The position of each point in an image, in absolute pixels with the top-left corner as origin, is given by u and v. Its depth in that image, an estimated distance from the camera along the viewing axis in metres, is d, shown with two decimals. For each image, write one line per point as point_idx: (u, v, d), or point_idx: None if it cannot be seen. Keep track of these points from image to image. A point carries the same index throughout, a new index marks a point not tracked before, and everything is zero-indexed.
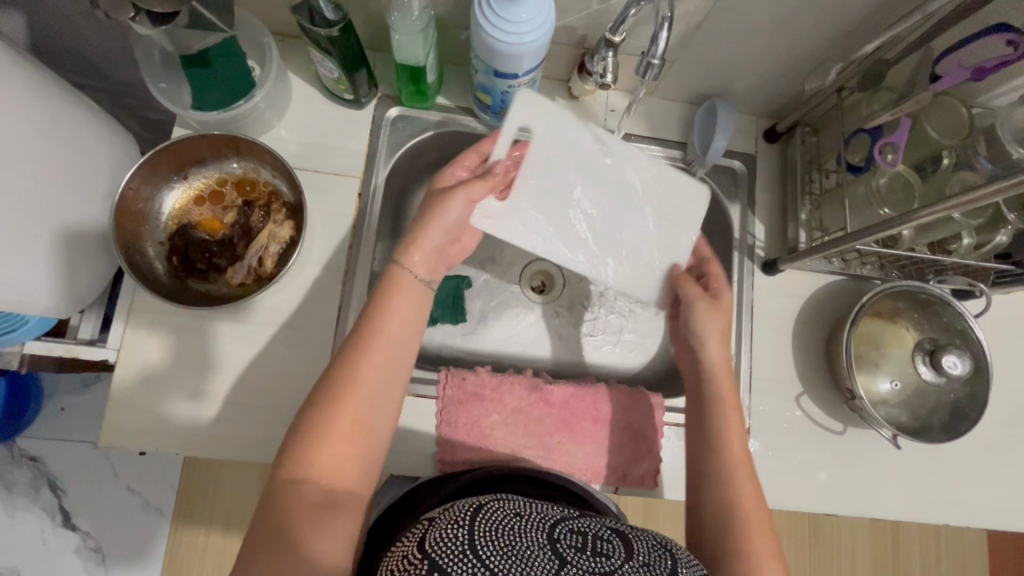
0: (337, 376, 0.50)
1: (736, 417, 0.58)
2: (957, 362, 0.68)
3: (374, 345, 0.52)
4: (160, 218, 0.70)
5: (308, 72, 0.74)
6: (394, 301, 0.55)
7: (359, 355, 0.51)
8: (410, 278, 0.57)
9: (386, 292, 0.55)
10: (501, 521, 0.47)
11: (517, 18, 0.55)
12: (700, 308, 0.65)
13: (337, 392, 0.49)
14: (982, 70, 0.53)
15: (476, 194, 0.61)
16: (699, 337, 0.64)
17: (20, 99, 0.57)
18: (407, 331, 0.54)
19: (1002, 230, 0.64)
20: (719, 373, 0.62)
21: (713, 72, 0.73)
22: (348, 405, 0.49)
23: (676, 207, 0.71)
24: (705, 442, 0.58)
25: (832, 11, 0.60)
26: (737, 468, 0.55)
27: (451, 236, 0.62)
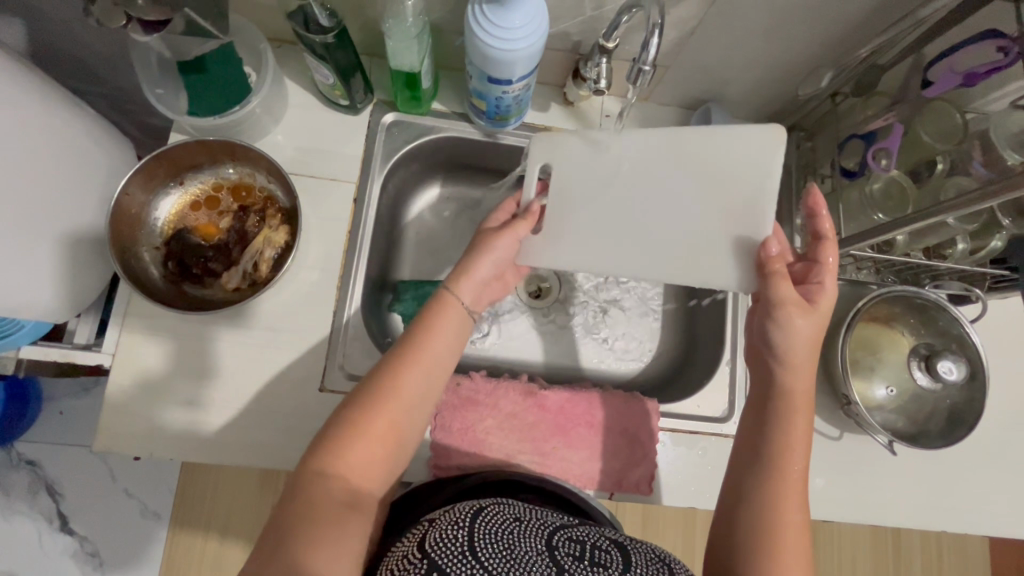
0: (378, 378, 0.52)
1: (802, 429, 0.54)
2: (952, 368, 0.68)
3: (417, 359, 0.53)
4: (157, 223, 0.70)
5: (305, 78, 0.75)
6: (439, 320, 0.56)
7: (406, 365, 0.52)
8: (456, 303, 0.57)
9: (430, 312, 0.56)
10: (501, 525, 0.47)
11: (510, 25, 0.55)
12: (792, 313, 0.53)
13: (374, 396, 0.50)
14: (972, 76, 0.53)
15: (518, 233, 0.60)
16: (777, 347, 0.55)
17: (17, 105, 0.57)
18: (448, 352, 0.55)
19: (998, 235, 0.64)
20: (796, 394, 0.55)
21: (708, 78, 0.73)
22: (387, 410, 0.50)
23: (737, 153, 0.55)
24: (757, 460, 0.54)
25: (826, 17, 0.60)
26: (789, 493, 0.52)
27: (498, 271, 0.61)
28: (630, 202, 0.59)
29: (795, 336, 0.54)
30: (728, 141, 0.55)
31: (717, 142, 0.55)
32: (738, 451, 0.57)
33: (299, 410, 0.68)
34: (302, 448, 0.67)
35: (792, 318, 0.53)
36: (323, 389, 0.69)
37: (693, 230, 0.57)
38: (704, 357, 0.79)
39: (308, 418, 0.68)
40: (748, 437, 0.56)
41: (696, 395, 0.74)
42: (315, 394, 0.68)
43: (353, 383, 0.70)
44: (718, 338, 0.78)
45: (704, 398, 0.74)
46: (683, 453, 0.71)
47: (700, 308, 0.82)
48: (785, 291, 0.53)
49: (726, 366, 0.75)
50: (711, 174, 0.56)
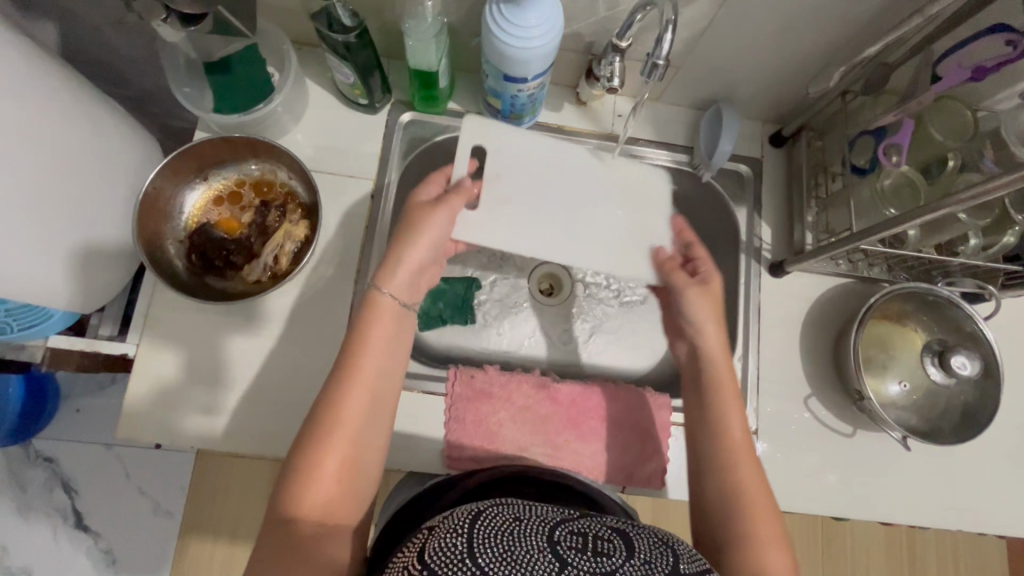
0: (324, 405, 0.50)
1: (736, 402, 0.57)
2: (966, 363, 0.68)
3: (354, 375, 0.51)
4: (181, 217, 0.72)
5: (325, 78, 0.77)
6: (373, 328, 0.54)
7: (343, 382, 0.50)
8: (388, 300, 0.55)
9: (365, 315, 0.55)
10: (500, 528, 0.46)
11: (526, 23, 0.57)
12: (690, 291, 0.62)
13: (324, 429, 0.48)
14: (981, 70, 0.54)
15: (453, 207, 0.60)
16: (689, 319, 0.62)
17: (49, 100, 0.59)
18: (386, 356, 0.53)
19: (1010, 231, 0.64)
20: (717, 361, 0.60)
21: (719, 77, 0.74)
22: (336, 438, 0.48)
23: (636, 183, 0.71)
24: (705, 425, 0.57)
25: (836, 15, 0.61)
26: (739, 456, 0.54)
27: (434, 256, 0.60)
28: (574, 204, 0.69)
29: (700, 311, 0.61)
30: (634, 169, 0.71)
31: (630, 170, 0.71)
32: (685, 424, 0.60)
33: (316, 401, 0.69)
34: None
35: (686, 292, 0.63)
36: None
37: (611, 237, 0.69)
38: None
39: None
40: (688, 409, 0.60)
41: None
42: None
43: None
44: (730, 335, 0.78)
45: None
46: None
47: None
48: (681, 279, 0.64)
49: (737, 362, 0.76)
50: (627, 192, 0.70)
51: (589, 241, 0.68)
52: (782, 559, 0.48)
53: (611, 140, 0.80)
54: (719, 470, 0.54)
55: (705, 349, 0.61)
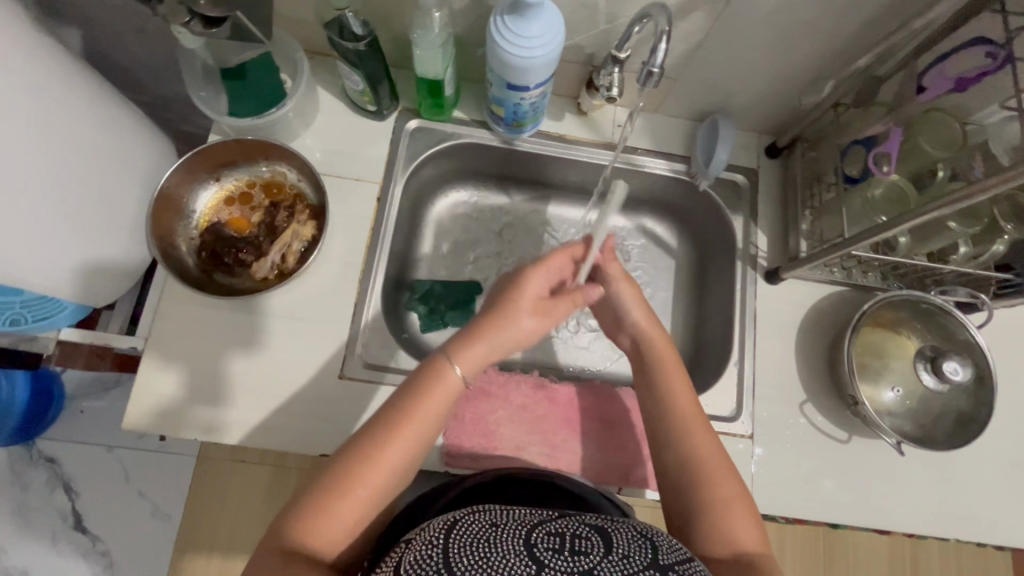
0: (354, 451, 0.49)
1: (679, 375, 0.59)
2: (958, 368, 0.69)
3: (391, 439, 0.49)
4: (192, 216, 0.74)
5: (335, 86, 0.80)
6: (429, 395, 0.51)
7: (377, 444, 0.49)
8: (455, 377, 0.53)
9: (425, 383, 0.52)
10: (475, 535, 0.44)
11: (528, 34, 0.60)
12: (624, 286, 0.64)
13: (347, 474, 0.47)
14: (964, 80, 0.57)
15: (558, 313, 0.59)
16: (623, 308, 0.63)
17: (70, 100, 0.62)
18: (432, 426, 0.51)
19: (999, 239, 0.65)
20: (654, 335, 0.62)
21: (715, 89, 0.77)
22: (355, 490, 0.47)
23: None
24: (655, 402, 0.58)
25: (826, 29, 0.63)
26: (688, 426, 0.55)
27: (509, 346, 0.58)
28: None
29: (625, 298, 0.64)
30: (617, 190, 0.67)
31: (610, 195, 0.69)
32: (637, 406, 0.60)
33: (317, 397, 0.70)
34: (318, 435, 0.69)
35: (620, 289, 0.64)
36: (342, 376, 0.71)
37: None
38: (711, 360, 0.81)
39: (326, 404, 0.70)
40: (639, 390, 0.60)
41: (704, 395, 0.76)
42: (334, 380, 0.71)
43: (371, 371, 0.72)
44: (727, 340, 0.79)
45: (713, 398, 0.76)
46: None
47: (710, 312, 0.84)
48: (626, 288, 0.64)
49: (733, 367, 0.77)
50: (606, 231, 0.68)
51: None
52: (746, 519, 0.50)
53: (610, 148, 0.82)
54: (670, 445, 0.55)
55: (645, 331, 0.62)
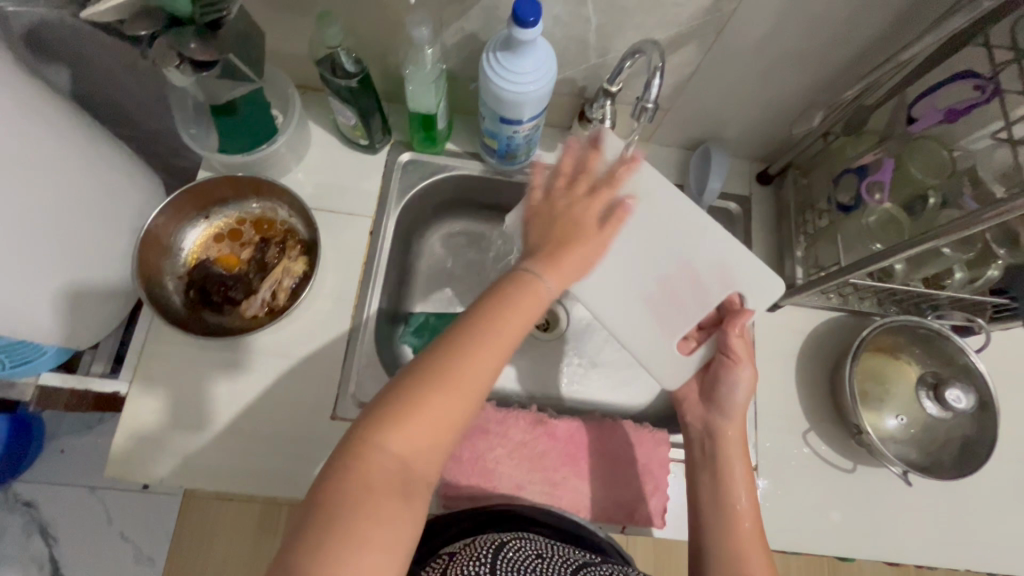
0: (450, 343, 0.44)
1: (745, 483, 0.56)
2: (961, 397, 0.68)
3: (489, 334, 0.45)
4: (181, 254, 0.73)
5: (327, 121, 0.79)
6: (518, 299, 0.48)
7: (477, 337, 0.45)
8: (541, 287, 0.50)
9: (516, 286, 0.49)
10: (520, 562, 0.46)
11: (521, 70, 0.60)
12: (730, 365, 0.60)
13: (444, 365, 0.43)
14: (953, 112, 0.59)
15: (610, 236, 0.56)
16: (720, 389, 0.60)
17: (59, 140, 0.61)
18: (524, 327, 0.48)
19: (993, 264, 0.66)
20: (733, 433, 0.58)
21: (707, 119, 0.77)
22: (453, 383, 0.42)
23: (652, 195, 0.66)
24: (714, 505, 0.55)
25: (814, 61, 0.64)
26: (744, 542, 0.52)
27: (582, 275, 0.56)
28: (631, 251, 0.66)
29: (734, 385, 0.59)
30: (736, 253, 0.65)
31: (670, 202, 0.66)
32: (691, 501, 0.57)
33: (310, 438, 0.68)
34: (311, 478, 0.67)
35: (740, 366, 0.60)
36: (334, 418, 0.69)
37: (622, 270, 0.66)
38: None
39: (320, 446, 0.68)
40: (697, 485, 0.58)
41: None
42: (327, 422, 0.69)
43: None
44: None
45: None
46: None
47: None
48: (740, 347, 0.60)
49: None
50: (693, 282, 0.65)
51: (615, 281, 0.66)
52: None
53: None
54: (716, 559, 0.52)
55: (722, 430, 0.59)
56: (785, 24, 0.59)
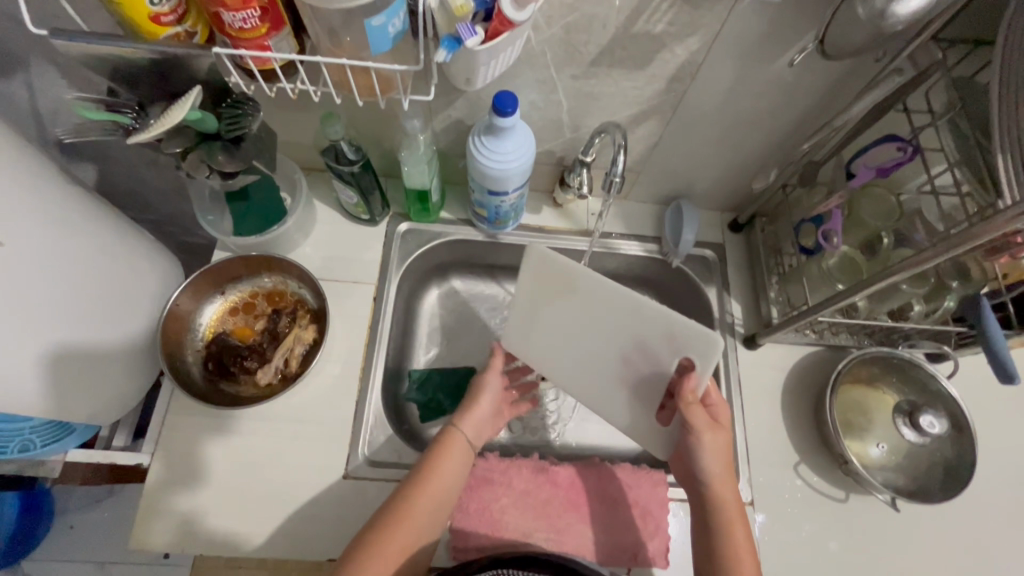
0: (398, 501, 0.60)
1: (744, 543, 0.58)
2: (934, 422, 0.73)
3: (425, 487, 0.61)
4: (199, 328, 0.78)
5: (331, 199, 0.87)
6: (445, 458, 0.64)
7: (415, 492, 0.61)
8: (459, 441, 0.66)
9: (440, 446, 0.65)
10: None
11: (504, 150, 0.67)
12: (703, 432, 0.60)
13: (397, 516, 0.59)
14: (884, 169, 0.64)
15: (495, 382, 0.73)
16: (697, 453, 0.61)
17: (87, 235, 0.68)
18: (453, 482, 0.64)
19: (948, 296, 0.71)
20: (723, 494, 0.60)
21: (677, 178, 0.85)
22: (401, 526, 0.58)
23: (579, 275, 0.59)
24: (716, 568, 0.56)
25: (763, 126, 0.72)
26: None
27: (494, 413, 0.73)
28: (582, 333, 0.65)
29: (712, 448, 0.60)
30: (679, 325, 0.56)
31: (594, 281, 0.59)
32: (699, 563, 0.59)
33: (323, 499, 0.71)
34: (325, 538, 0.69)
35: (708, 436, 0.60)
36: (347, 476, 0.72)
37: (582, 350, 0.67)
38: None
39: (333, 505, 0.71)
40: (701, 551, 0.59)
41: None
42: (339, 481, 0.72)
43: (375, 469, 0.73)
44: None
45: None
46: None
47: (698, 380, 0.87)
48: (700, 417, 0.59)
49: None
50: (649, 356, 0.62)
51: (578, 363, 0.68)
52: None
53: (585, 235, 0.89)
54: None
55: (715, 492, 0.60)
56: (733, 97, 0.68)
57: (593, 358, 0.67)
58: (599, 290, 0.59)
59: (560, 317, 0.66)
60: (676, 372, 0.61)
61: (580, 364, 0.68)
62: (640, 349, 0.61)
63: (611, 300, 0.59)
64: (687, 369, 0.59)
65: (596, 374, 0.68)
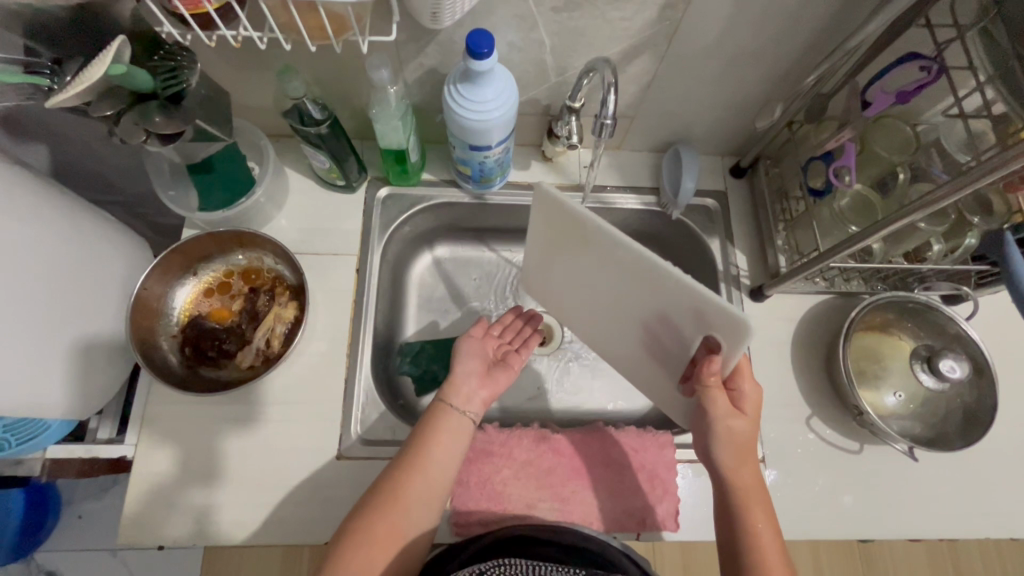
0: (382, 487, 0.57)
1: (763, 521, 0.54)
2: (955, 366, 0.69)
3: (415, 470, 0.58)
4: (173, 313, 0.74)
5: (304, 167, 0.81)
6: (437, 433, 0.61)
7: (403, 475, 0.57)
8: (450, 415, 0.62)
9: (428, 425, 0.61)
10: None
11: (484, 97, 0.61)
12: (722, 415, 0.55)
13: (385, 500, 0.56)
14: (905, 94, 0.58)
15: (484, 345, 0.69)
16: (712, 434, 0.57)
17: (41, 217, 0.63)
18: (449, 461, 0.60)
19: (969, 234, 0.66)
20: (741, 466, 0.56)
21: (674, 122, 0.78)
22: (390, 510, 0.55)
23: (600, 234, 0.50)
24: (737, 548, 0.53)
25: (766, 56, 0.66)
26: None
27: (492, 366, 0.69)
28: (606, 290, 0.58)
29: (735, 434, 0.56)
30: (706, 305, 0.47)
31: (614, 244, 0.50)
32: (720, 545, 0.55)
33: (317, 482, 0.68)
34: (321, 522, 0.67)
35: (727, 420, 0.55)
36: (341, 457, 0.69)
37: (606, 305, 0.61)
38: None
39: (328, 487, 0.68)
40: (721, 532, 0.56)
41: None
42: (333, 462, 0.69)
43: (370, 447, 0.70)
44: None
45: None
46: (706, 481, 0.71)
47: None
48: (722, 401, 0.55)
49: None
50: (671, 327, 0.54)
51: (604, 315, 0.63)
52: None
53: (578, 190, 0.83)
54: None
55: (733, 471, 0.56)
56: (732, 26, 0.61)
57: (619, 315, 0.60)
58: (620, 255, 0.51)
59: (582, 269, 0.59)
60: (703, 352, 0.53)
61: (603, 306, 0.61)
62: (666, 319, 0.54)
63: (631, 268, 0.51)
64: (714, 354, 0.52)
65: (621, 328, 0.63)
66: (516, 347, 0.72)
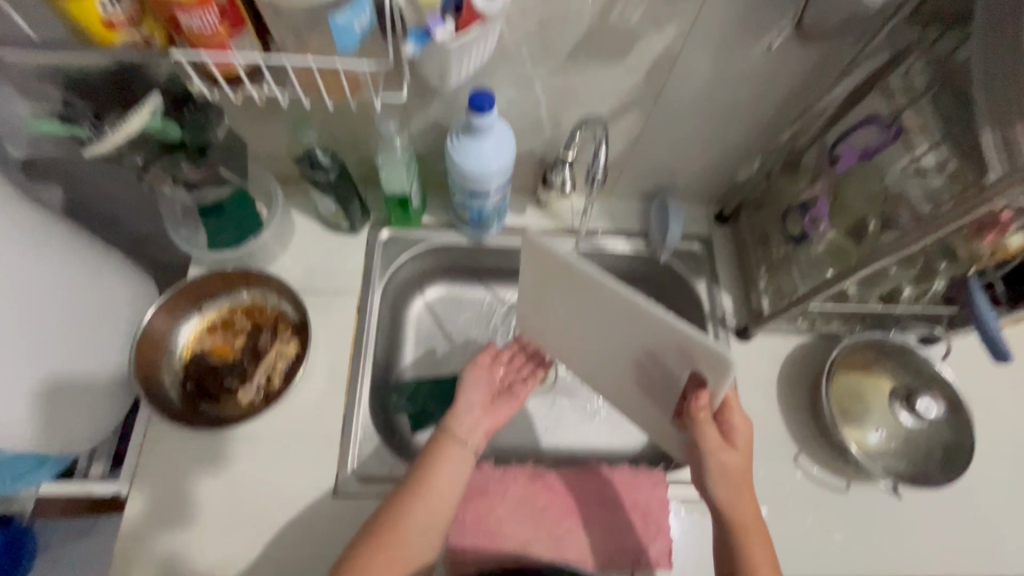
0: (385, 518, 0.59)
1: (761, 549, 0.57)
2: (932, 405, 0.73)
3: (418, 501, 0.59)
4: (176, 349, 0.76)
5: (310, 209, 0.85)
6: (439, 465, 0.62)
7: (404, 508, 0.59)
8: (453, 447, 0.63)
9: (434, 455, 0.63)
10: None
11: (483, 150, 0.66)
12: (711, 448, 0.58)
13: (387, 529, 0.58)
14: (869, 151, 0.66)
15: (490, 376, 0.70)
16: (704, 466, 0.59)
17: (53, 255, 0.65)
18: (451, 491, 0.61)
19: (937, 279, 0.71)
20: (738, 497, 0.58)
21: (661, 171, 0.84)
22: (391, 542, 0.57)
23: (587, 277, 0.53)
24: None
25: (743, 115, 0.72)
26: None
27: (497, 396, 0.70)
28: (593, 331, 0.61)
29: (725, 465, 0.58)
30: (691, 342, 0.50)
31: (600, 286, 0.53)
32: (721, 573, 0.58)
33: (312, 519, 0.68)
34: (315, 561, 0.66)
35: (716, 453, 0.58)
36: (336, 494, 0.70)
37: (595, 346, 0.63)
38: None
39: (322, 525, 0.68)
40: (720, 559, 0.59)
41: None
42: (329, 500, 0.69)
43: (366, 484, 0.71)
44: None
45: None
46: (698, 519, 0.72)
47: None
48: (710, 433, 0.58)
49: None
50: (659, 364, 0.57)
51: (593, 356, 0.65)
52: None
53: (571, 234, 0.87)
54: None
55: (728, 502, 0.58)
56: (711, 88, 0.67)
57: (608, 355, 0.63)
58: (606, 295, 0.54)
59: (569, 312, 0.61)
60: (688, 385, 0.56)
61: (595, 348, 0.64)
62: (655, 357, 0.56)
63: (617, 307, 0.54)
64: (698, 388, 0.55)
65: (611, 368, 0.65)
66: (524, 377, 0.73)
